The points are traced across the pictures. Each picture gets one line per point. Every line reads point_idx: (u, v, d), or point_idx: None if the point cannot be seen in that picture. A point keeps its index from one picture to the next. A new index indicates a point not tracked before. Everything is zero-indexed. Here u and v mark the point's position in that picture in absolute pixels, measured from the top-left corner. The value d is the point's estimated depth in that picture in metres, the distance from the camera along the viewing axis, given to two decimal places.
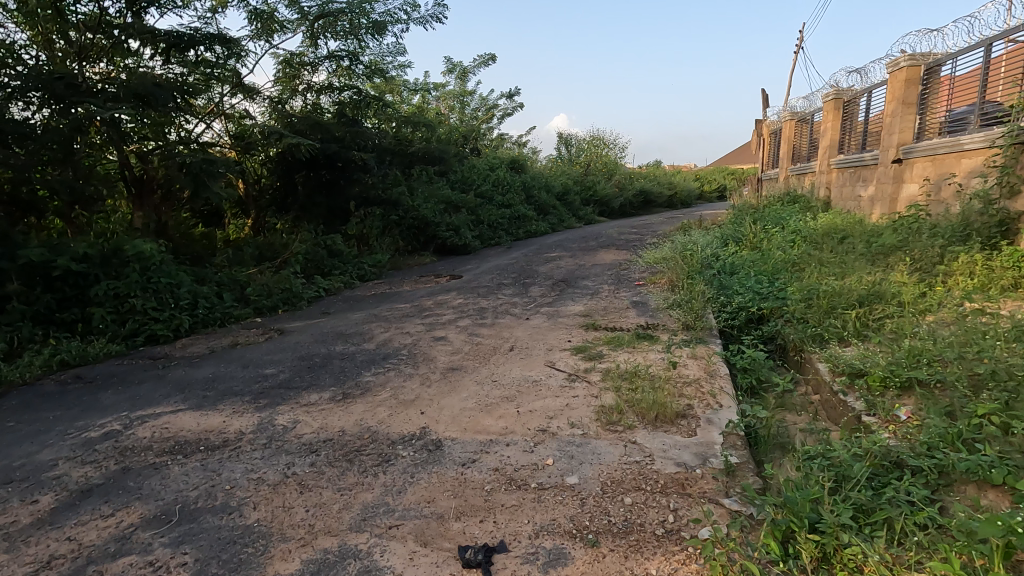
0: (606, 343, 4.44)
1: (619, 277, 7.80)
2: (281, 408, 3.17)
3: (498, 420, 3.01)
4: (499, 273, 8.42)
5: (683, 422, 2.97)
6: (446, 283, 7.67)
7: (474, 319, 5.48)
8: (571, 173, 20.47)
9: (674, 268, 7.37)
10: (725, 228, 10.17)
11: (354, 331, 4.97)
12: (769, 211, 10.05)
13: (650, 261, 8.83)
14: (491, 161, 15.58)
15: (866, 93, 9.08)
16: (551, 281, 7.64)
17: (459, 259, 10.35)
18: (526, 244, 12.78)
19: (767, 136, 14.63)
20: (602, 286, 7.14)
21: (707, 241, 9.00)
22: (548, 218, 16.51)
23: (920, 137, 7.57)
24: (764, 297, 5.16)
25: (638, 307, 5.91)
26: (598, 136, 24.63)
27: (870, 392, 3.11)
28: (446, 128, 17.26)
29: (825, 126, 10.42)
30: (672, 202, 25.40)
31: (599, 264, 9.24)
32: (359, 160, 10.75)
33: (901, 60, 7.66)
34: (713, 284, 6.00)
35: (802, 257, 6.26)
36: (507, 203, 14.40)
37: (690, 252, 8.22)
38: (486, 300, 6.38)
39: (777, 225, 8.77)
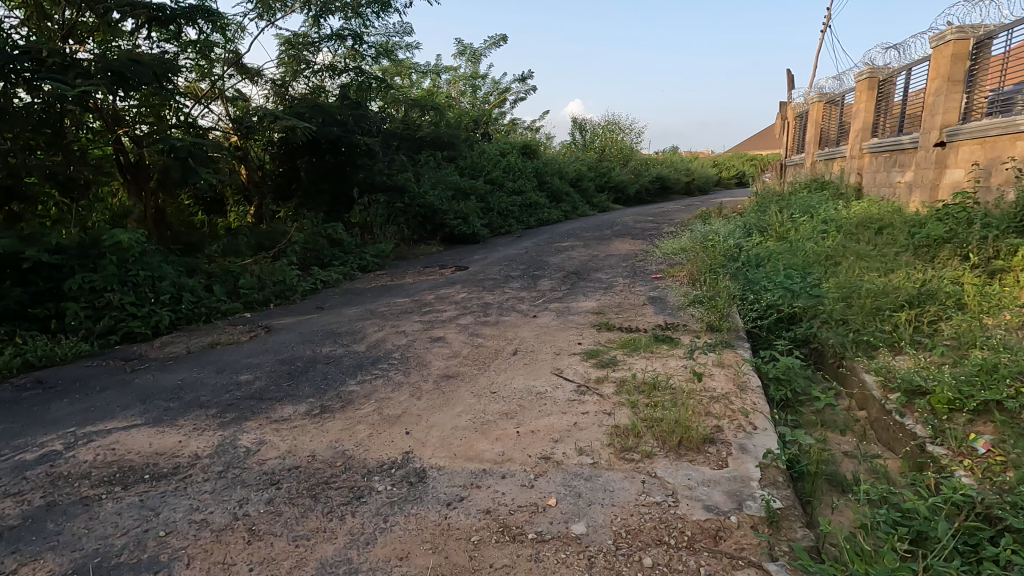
0: (621, 347, 3.99)
1: (634, 269, 7.31)
2: (248, 426, 2.78)
3: (493, 444, 2.59)
4: (507, 264, 7.97)
5: (712, 449, 2.51)
6: (450, 275, 7.24)
7: (477, 316, 5.05)
8: (585, 159, 19.88)
9: (694, 260, 6.87)
10: (748, 216, 9.59)
11: (346, 330, 4.58)
12: (796, 199, 9.45)
13: (668, 252, 8.31)
14: (503, 146, 15.06)
15: (905, 71, 8.40)
16: (562, 273, 7.18)
17: (467, 249, 9.91)
18: (538, 233, 12.31)
19: (792, 120, 13.90)
20: (616, 280, 6.67)
21: (728, 231, 8.46)
22: (561, 205, 15.98)
23: (967, 117, 6.92)
24: (797, 295, 4.66)
25: (655, 303, 5.44)
26: (613, 120, 23.92)
27: (935, 415, 2.63)
28: (456, 111, 16.77)
29: (857, 107, 9.76)
30: (689, 189, 24.67)
31: (614, 255, 8.74)
32: (363, 145, 10.32)
33: (948, 34, 7.04)
34: (738, 279, 5.50)
35: (836, 249, 5.72)
36: (518, 190, 13.91)
37: (711, 243, 7.70)
38: (492, 295, 5.94)
39: (806, 213, 8.20)
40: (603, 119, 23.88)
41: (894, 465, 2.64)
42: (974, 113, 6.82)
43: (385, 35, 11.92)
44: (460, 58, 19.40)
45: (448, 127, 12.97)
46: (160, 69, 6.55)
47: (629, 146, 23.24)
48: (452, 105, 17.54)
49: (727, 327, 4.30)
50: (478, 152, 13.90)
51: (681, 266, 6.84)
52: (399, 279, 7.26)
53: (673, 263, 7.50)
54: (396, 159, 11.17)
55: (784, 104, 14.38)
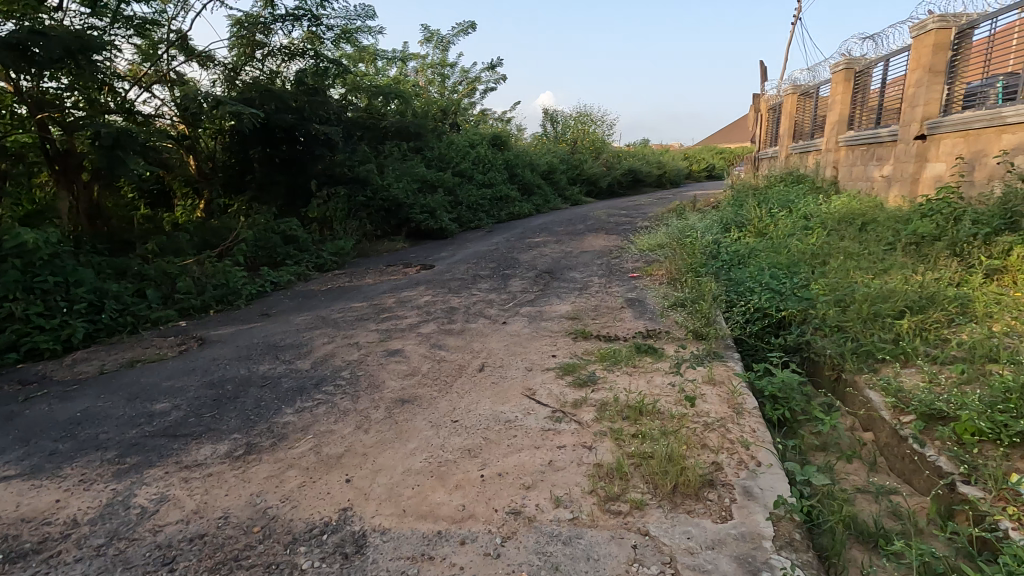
0: (599, 360, 3.58)
1: (610, 268, 6.93)
2: (149, 475, 2.26)
3: (452, 494, 2.14)
4: (476, 262, 7.50)
5: (711, 496, 2.12)
6: (414, 275, 6.73)
7: (441, 323, 4.58)
8: (557, 151, 19.47)
9: (673, 258, 6.53)
10: (724, 211, 9.33)
11: (292, 342, 4.05)
12: (772, 192, 9.23)
13: (644, 248, 7.97)
14: (472, 137, 14.52)
15: (883, 62, 8.20)
16: (534, 272, 6.75)
17: (434, 245, 9.39)
18: (509, 227, 11.87)
19: (765, 112, 13.75)
20: (591, 279, 6.27)
21: (706, 226, 8.17)
22: (532, 198, 15.55)
23: (948, 110, 6.73)
24: (786, 298, 4.33)
25: (634, 306, 5.06)
26: (585, 112, 23.57)
27: (960, 446, 2.30)
28: (424, 100, 16.13)
29: (833, 99, 9.57)
30: (661, 182, 24.54)
31: (588, 251, 8.35)
32: (321, 134, 9.66)
33: (929, 22, 6.79)
34: (721, 279, 5.17)
35: (822, 247, 5.43)
36: (489, 182, 13.42)
37: (689, 239, 7.38)
38: (459, 298, 5.48)
39: (784, 208, 7.96)
40: (574, 110, 23.50)
41: (915, 504, 2.29)
42: (955, 105, 6.63)
43: (345, 18, 11.23)
44: (428, 45, 18.71)
45: (414, 116, 12.37)
46: (72, 43, 5.72)
47: (601, 138, 22.94)
48: (420, 94, 16.89)
49: (714, 335, 3.94)
50: (447, 143, 13.33)
51: (659, 264, 6.49)
52: (359, 280, 6.71)
53: (650, 260, 7.16)
54: (358, 150, 10.54)
55: (757, 96, 14.20)
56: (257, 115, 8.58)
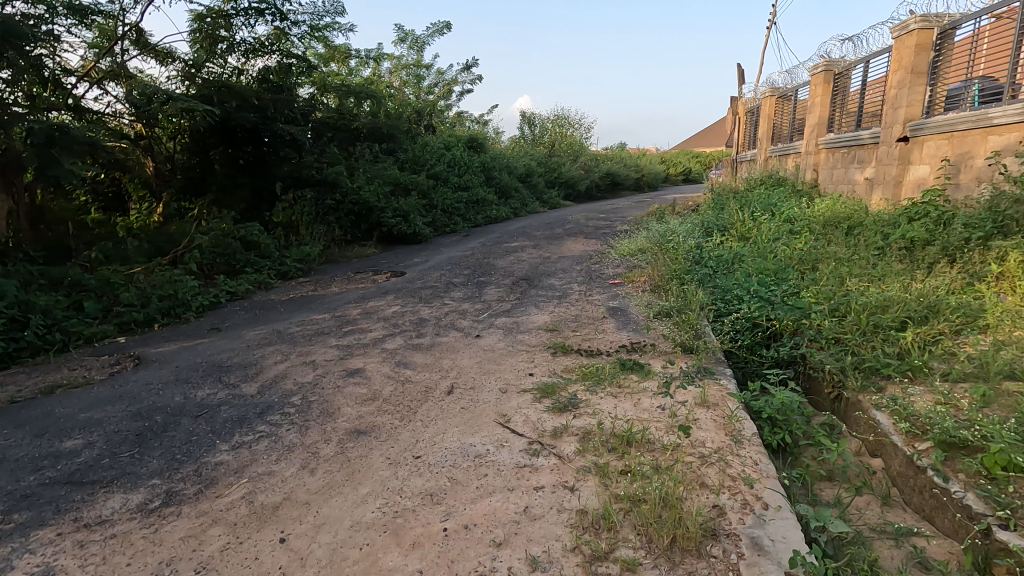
0: (581, 379, 3.26)
1: (589, 274, 6.64)
2: (37, 540, 1.85)
3: (408, 555, 1.79)
4: (450, 268, 7.14)
5: (714, 550, 1.80)
6: (383, 284, 6.34)
7: (408, 337, 4.21)
8: (534, 154, 19.21)
9: (655, 264, 6.26)
10: (705, 214, 9.14)
11: (240, 361, 3.64)
12: (753, 195, 9.07)
13: (626, 253, 7.71)
14: (447, 139, 14.16)
15: (863, 63, 8.09)
16: (510, 279, 6.41)
17: (407, 250, 9.00)
18: (485, 232, 11.53)
19: (742, 115, 13.67)
20: (570, 287, 5.97)
21: (687, 230, 7.94)
22: (510, 201, 15.25)
23: (931, 112, 6.61)
24: (777, 307, 4.08)
25: (616, 316, 4.75)
26: (563, 115, 23.38)
27: (993, 485, 2.04)
28: (398, 101, 15.72)
29: (812, 102, 9.46)
30: (639, 185, 24.49)
31: (567, 256, 8.06)
32: (287, 134, 9.19)
33: (912, 22, 6.67)
34: (707, 287, 4.91)
35: (809, 252, 5.21)
36: (465, 185, 13.06)
37: (671, 244, 7.14)
38: (429, 309, 5.11)
39: (766, 211, 7.78)
40: (552, 113, 23.29)
41: (944, 550, 2.03)
42: (938, 107, 6.50)
43: (313, 14, 10.76)
44: (402, 45, 18.28)
45: (386, 117, 11.96)
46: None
47: (578, 141, 22.78)
48: (393, 95, 16.45)
49: (704, 348, 3.66)
50: (421, 145, 12.94)
51: (641, 270, 6.21)
52: (324, 288, 6.29)
53: (632, 266, 6.88)
54: (327, 151, 10.09)
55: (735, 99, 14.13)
56: (210, 111, 8.05)
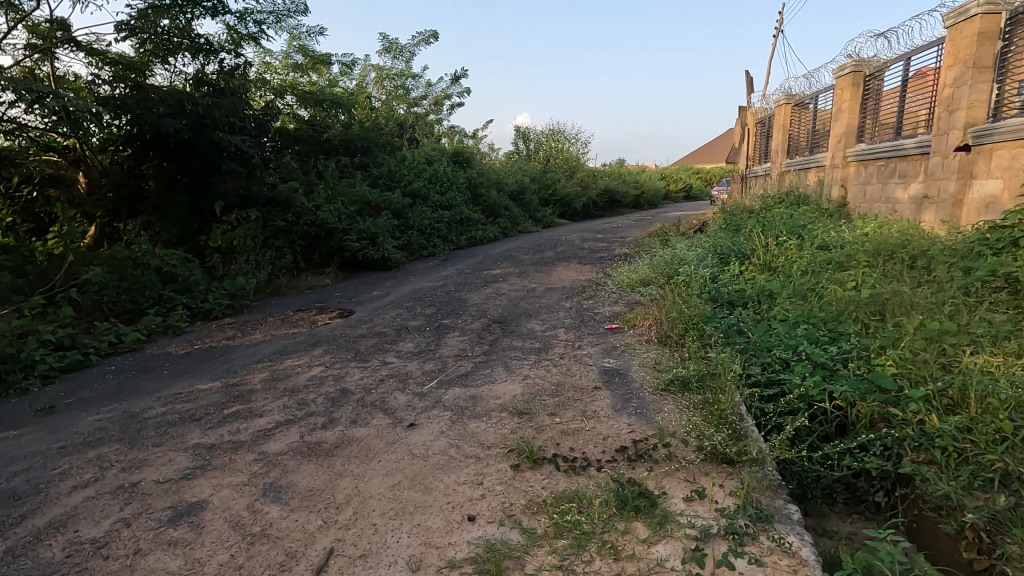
0: (552, 536, 1.94)
1: (580, 316, 5.33)
2: None
3: None
4: (410, 306, 5.83)
5: None
6: (320, 329, 5.02)
7: (308, 429, 2.88)
8: (527, 169, 18.04)
9: (664, 303, 5.02)
10: (717, 236, 7.89)
11: (20, 486, 2.33)
12: (774, 215, 7.83)
13: (627, 287, 6.46)
14: (429, 153, 12.96)
15: (903, 61, 6.87)
16: (479, 323, 5.11)
17: (371, 281, 7.71)
18: (466, 255, 10.26)
19: (752, 126, 12.47)
20: (555, 336, 4.65)
21: (699, 257, 6.71)
22: (499, 221, 14.00)
23: (999, 115, 5.34)
24: (846, 382, 2.88)
25: (614, 387, 3.45)
26: (558, 129, 22.28)
27: None
28: (378, 114, 14.58)
29: (838, 108, 8.23)
30: (639, 202, 23.34)
31: (555, 289, 6.75)
32: (230, 145, 7.94)
33: (971, 6, 5.41)
34: (737, 342, 3.67)
35: (870, 292, 3.96)
36: (447, 203, 11.82)
37: (680, 277, 5.90)
38: (361, 372, 3.80)
39: (793, 235, 6.53)
40: (546, 127, 22.18)
41: None
42: (1008, 109, 5.23)
43: (273, 12, 9.61)
44: (386, 56, 17.15)
45: (364, 129, 11.32)
46: None
47: (575, 156, 21.65)
48: (374, 108, 15.30)
49: (751, 457, 2.40)
50: (398, 160, 11.72)
51: (645, 312, 4.96)
52: (246, 335, 5.00)
53: (632, 306, 5.59)
54: (284, 166, 8.86)
55: (744, 108, 12.92)
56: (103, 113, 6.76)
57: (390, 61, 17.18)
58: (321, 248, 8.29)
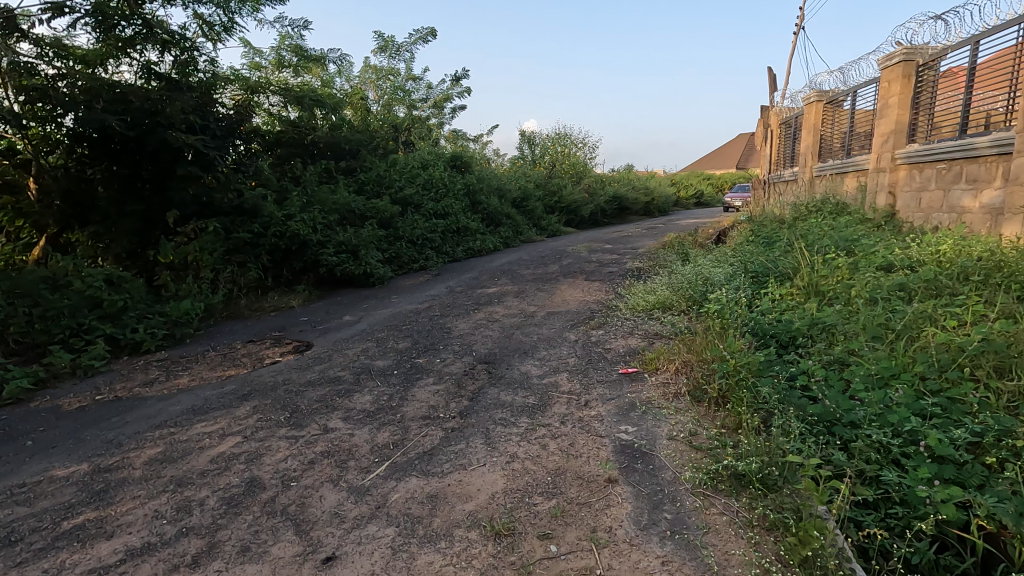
0: None
1: (587, 354, 4.32)
2: None
3: None
4: (381, 338, 4.82)
5: None
6: (263, 371, 4.03)
7: (167, 569, 1.88)
8: (531, 175, 17.08)
9: (694, 340, 4.01)
10: (746, 251, 6.87)
11: None
12: (812, 227, 6.80)
13: (648, 315, 5.46)
14: (424, 157, 12.00)
15: (972, 45, 5.80)
16: (460, 364, 4.10)
17: (349, 302, 6.75)
18: (460, 269, 9.29)
19: (775, 128, 11.43)
20: (555, 385, 3.63)
21: (731, 279, 5.70)
22: (499, 229, 13.03)
23: None
24: (998, 497, 1.98)
25: (638, 478, 2.45)
26: (564, 133, 21.33)
27: None
28: (371, 116, 13.68)
29: (884, 103, 7.18)
30: (649, 209, 22.33)
31: (558, 314, 5.73)
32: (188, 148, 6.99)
33: None
34: (808, 411, 2.67)
35: (983, 337, 2.93)
36: (442, 211, 10.85)
37: (711, 304, 4.89)
38: (287, 446, 2.79)
39: (841, 251, 5.50)
40: (552, 131, 21.23)
41: None
42: None
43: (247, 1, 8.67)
44: (382, 55, 16.27)
45: (351, 132, 10.50)
46: None
47: (582, 161, 20.68)
48: (368, 110, 14.40)
49: None
50: (390, 165, 10.78)
51: (672, 351, 3.97)
52: (170, 379, 4.01)
53: (652, 341, 4.58)
54: (255, 170, 7.92)
55: (766, 108, 11.88)
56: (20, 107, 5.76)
57: (386, 61, 16.28)
58: (293, 263, 7.33)
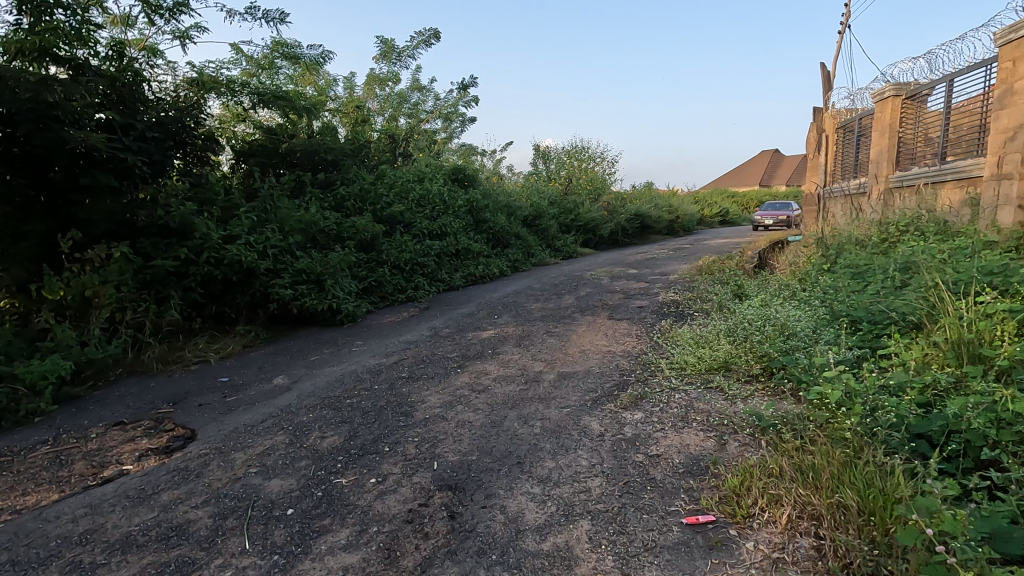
0: None
1: (622, 467, 2.63)
2: None
3: None
4: (304, 426, 3.18)
5: None
6: (73, 504, 2.39)
7: None
8: (546, 191, 15.52)
9: (813, 457, 2.33)
10: (828, 286, 5.17)
11: None
12: (917, 250, 5.09)
13: (708, 385, 3.77)
14: (420, 169, 10.51)
15: None
16: (405, 491, 2.44)
17: (300, 351, 5.17)
18: (455, 300, 7.68)
19: (830, 134, 9.78)
20: (571, 557, 1.97)
21: (825, 332, 4.00)
22: (507, 251, 11.45)
23: None
24: None
25: None
26: (581, 147, 19.77)
27: None
28: (366, 126, 12.27)
29: (1005, 89, 5.41)
30: (673, 228, 20.62)
31: (574, 378, 4.05)
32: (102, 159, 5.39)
33: None
34: None
35: None
36: (438, 232, 9.29)
37: (813, 378, 3.20)
38: None
39: (990, 291, 3.77)
40: (568, 145, 19.69)
41: None
42: None
43: None
44: (383, 61, 14.86)
45: (333, 140, 9.05)
46: None
47: (600, 177, 19.09)
48: (363, 119, 13.00)
49: None
50: (379, 178, 9.30)
51: (775, 481, 2.30)
52: None
53: (725, 439, 2.87)
54: (200, 180, 6.43)
55: (819, 111, 10.22)
56: None
57: (387, 68, 14.91)
58: (235, 298, 5.77)
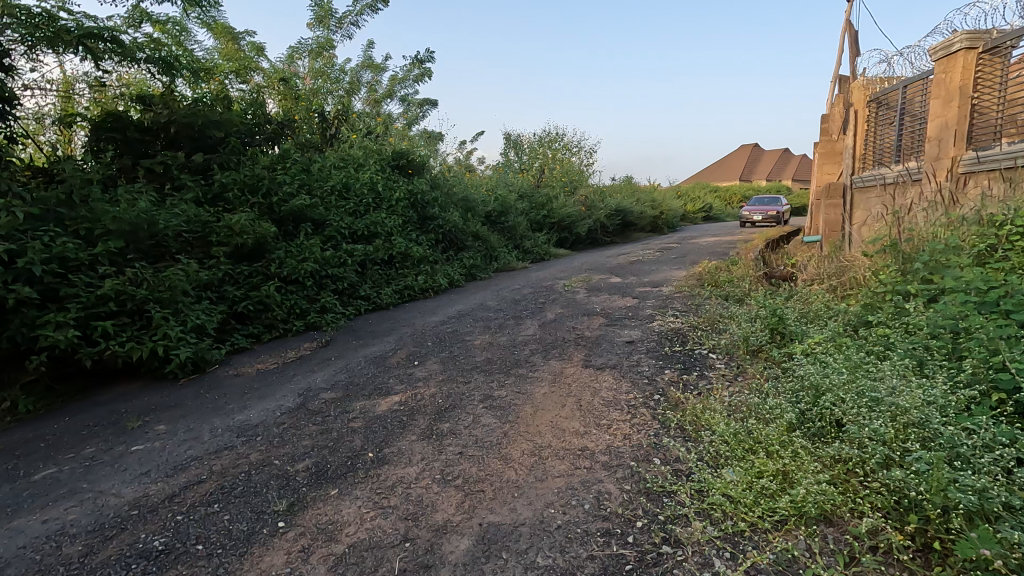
0: None
1: None
2: None
3: None
4: None
5: None
6: None
7: None
8: (514, 182, 13.42)
9: None
10: (938, 327, 3.17)
11: None
12: None
13: None
14: (347, 152, 8.30)
15: None
16: None
17: (50, 446, 2.99)
18: (373, 330, 5.52)
19: (861, 109, 7.84)
20: None
21: (1018, 456, 1.98)
22: (462, 254, 9.32)
23: None
24: None
25: None
26: (555, 135, 17.74)
27: None
28: (289, 104, 10.04)
29: None
30: (656, 225, 18.72)
31: (509, 549, 1.96)
32: None
33: None
34: None
35: None
36: (363, 232, 7.09)
37: None
38: None
39: None
40: (540, 132, 17.61)
41: None
42: None
43: None
44: (318, 27, 12.56)
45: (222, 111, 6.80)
46: None
47: (577, 167, 17.06)
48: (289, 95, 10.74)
49: None
50: (283, 162, 7.06)
51: None
52: None
53: None
54: None
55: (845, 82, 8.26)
56: None
57: (324, 33, 12.60)
58: None
